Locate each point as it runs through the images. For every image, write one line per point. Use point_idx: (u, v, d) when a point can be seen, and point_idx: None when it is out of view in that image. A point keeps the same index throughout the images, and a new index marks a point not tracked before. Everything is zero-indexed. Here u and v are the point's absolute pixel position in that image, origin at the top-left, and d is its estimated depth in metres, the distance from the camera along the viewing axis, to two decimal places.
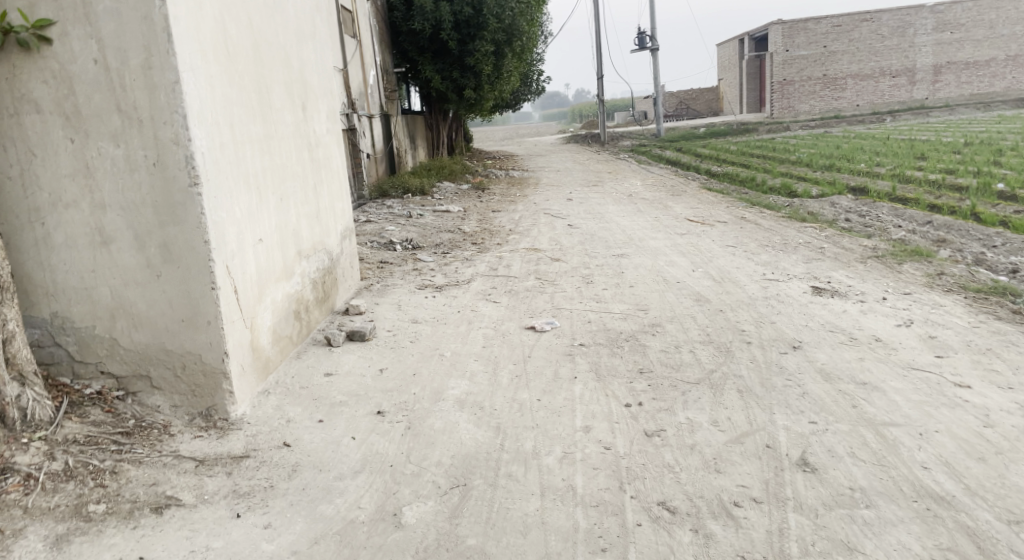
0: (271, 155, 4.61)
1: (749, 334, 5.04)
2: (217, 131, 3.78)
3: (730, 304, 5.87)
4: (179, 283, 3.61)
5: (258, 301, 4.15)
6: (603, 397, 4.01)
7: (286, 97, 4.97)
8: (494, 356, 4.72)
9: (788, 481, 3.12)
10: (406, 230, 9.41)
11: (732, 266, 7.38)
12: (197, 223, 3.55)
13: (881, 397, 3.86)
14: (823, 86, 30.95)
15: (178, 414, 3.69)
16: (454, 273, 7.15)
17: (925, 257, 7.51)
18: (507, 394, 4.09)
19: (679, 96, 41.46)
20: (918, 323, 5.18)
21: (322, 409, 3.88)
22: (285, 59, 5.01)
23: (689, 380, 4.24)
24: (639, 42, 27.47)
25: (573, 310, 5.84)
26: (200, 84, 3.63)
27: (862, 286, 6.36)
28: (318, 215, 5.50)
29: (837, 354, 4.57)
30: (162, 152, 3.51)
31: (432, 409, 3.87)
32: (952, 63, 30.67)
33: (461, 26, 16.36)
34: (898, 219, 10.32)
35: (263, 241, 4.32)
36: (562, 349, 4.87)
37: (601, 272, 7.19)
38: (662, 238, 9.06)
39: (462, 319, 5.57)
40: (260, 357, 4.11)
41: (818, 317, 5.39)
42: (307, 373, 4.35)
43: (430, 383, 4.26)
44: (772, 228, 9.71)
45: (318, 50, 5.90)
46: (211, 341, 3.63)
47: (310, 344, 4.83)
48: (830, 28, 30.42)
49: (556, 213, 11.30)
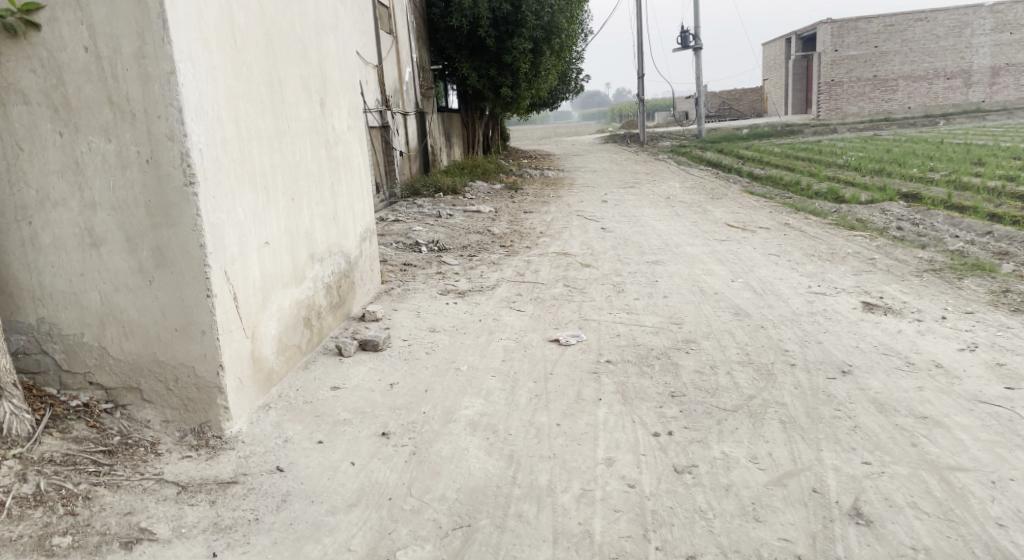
0: (283, 152, 4.33)
1: (792, 355, 4.64)
2: (218, 126, 3.50)
3: (772, 320, 5.46)
4: (172, 290, 3.34)
5: (261, 308, 3.86)
6: (629, 424, 3.66)
7: (301, 91, 4.69)
8: (514, 373, 4.39)
9: (839, 535, 2.73)
10: (433, 230, 9.13)
11: (775, 276, 6.95)
12: (192, 225, 3.28)
13: (945, 435, 3.46)
14: (873, 87, 30.02)
15: (168, 431, 3.43)
16: (479, 278, 6.84)
17: (987, 271, 6.99)
18: (524, 417, 3.76)
19: (721, 96, 40.62)
20: (983, 348, 4.73)
21: (324, 429, 3.59)
22: (302, 52, 4.73)
23: (725, 407, 3.87)
24: (682, 41, 26.89)
25: (602, 321, 5.49)
26: (200, 75, 3.36)
27: (918, 303, 5.89)
28: (335, 216, 5.21)
29: (893, 382, 4.16)
30: (155, 147, 3.24)
31: (441, 433, 3.55)
32: (1011, 65, 29.51)
33: (499, 23, 16.04)
34: (954, 229, 9.76)
35: (270, 244, 4.04)
36: (588, 366, 4.52)
37: (634, 280, 6.81)
38: (701, 244, 8.65)
39: (483, 329, 5.26)
40: (262, 369, 3.83)
41: (870, 338, 4.96)
42: (313, 386, 4.06)
43: (442, 402, 3.94)
44: (818, 236, 9.22)
45: (341, 43, 5.62)
46: (205, 352, 3.36)
47: (320, 354, 4.55)
48: (882, 28, 29.44)
49: (590, 215, 10.95)
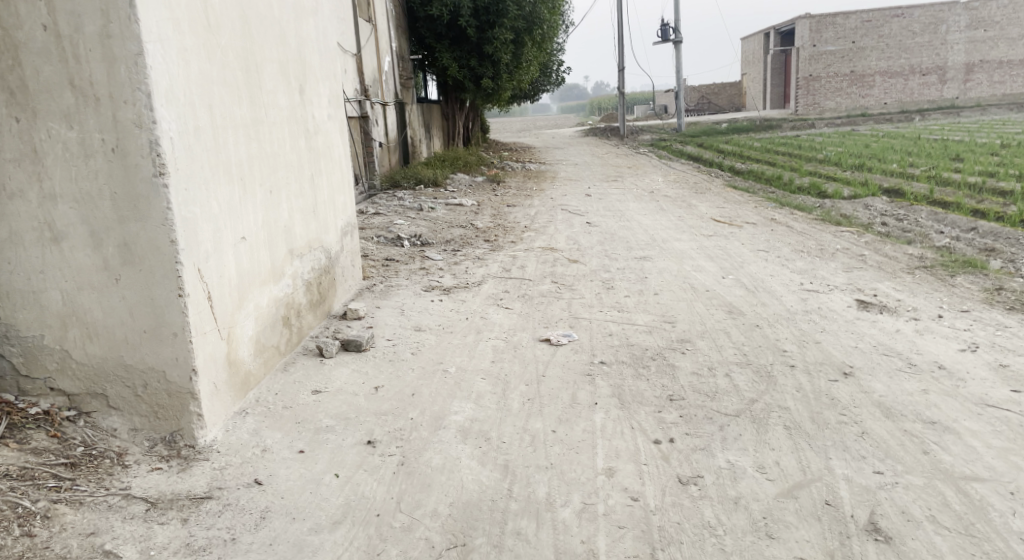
0: (260, 141, 4.08)
1: (791, 356, 4.49)
2: (191, 113, 3.26)
3: (767, 319, 5.31)
4: (140, 289, 3.10)
5: (237, 308, 3.62)
6: (628, 431, 3.49)
7: (279, 77, 4.44)
8: (505, 375, 4.20)
9: (858, 554, 2.63)
10: (415, 224, 8.90)
11: (765, 273, 6.82)
12: (162, 219, 3.04)
13: (957, 442, 3.33)
14: (850, 83, 30.14)
15: (136, 440, 3.18)
16: (464, 275, 6.63)
17: (978, 268, 6.92)
18: (517, 423, 3.57)
19: (701, 91, 40.59)
20: (984, 348, 4.61)
21: (305, 437, 3.37)
22: (281, 36, 4.48)
23: (726, 412, 3.70)
24: (662, 34, 26.82)
25: (593, 320, 5.31)
26: (171, 58, 3.12)
27: (913, 301, 5.78)
28: (315, 210, 4.98)
29: (896, 385, 4.03)
30: (121, 135, 3.00)
31: (430, 441, 3.36)
32: (985, 61, 29.76)
33: (480, 13, 15.75)
34: (939, 224, 9.71)
35: (246, 239, 3.80)
36: (581, 368, 4.33)
37: (623, 276, 6.65)
38: (688, 239, 8.51)
39: (471, 328, 5.06)
40: (239, 372, 3.60)
41: (869, 338, 4.84)
42: (293, 391, 3.84)
43: (431, 406, 3.74)
44: (805, 232, 9.11)
45: (321, 28, 5.36)
46: (177, 356, 3.13)
47: (300, 355, 4.32)
48: (860, 24, 29.51)
49: (574, 209, 10.78)
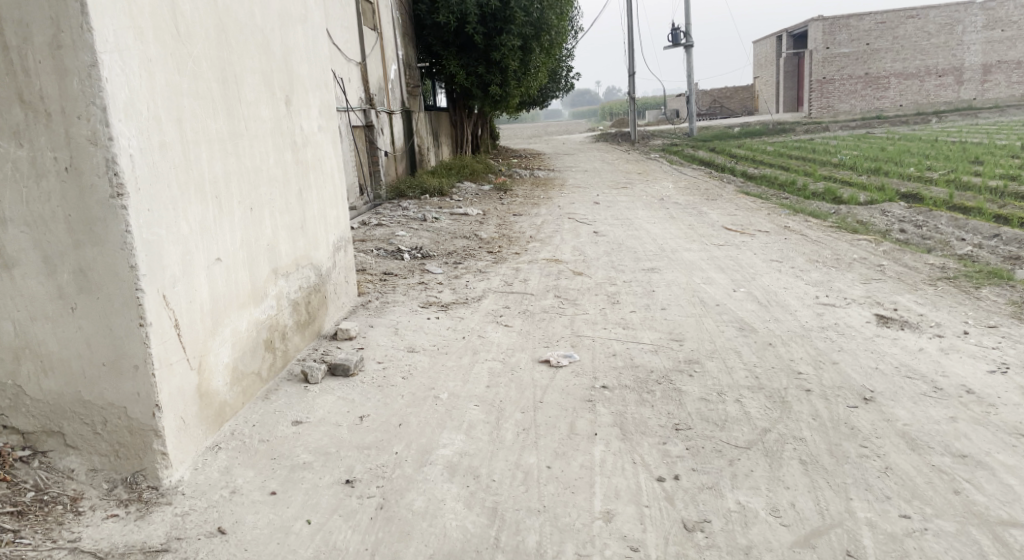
0: (240, 155, 3.84)
1: (806, 379, 4.19)
2: (156, 127, 3.02)
3: (780, 336, 5.01)
4: (97, 319, 2.87)
5: (212, 334, 3.37)
6: (629, 467, 3.22)
7: (262, 87, 4.20)
8: (499, 402, 3.94)
9: None
10: (417, 235, 8.67)
11: (779, 285, 6.53)
12: (120, 243, 2.81)
13: (991, 480, 3.05)
14: (864, 85, 29.73)
15: (94, 482, 2.95)
16: (464, 289, 6.38)
17: (1003, 279, 6.59)
18: (510, 458, 3.31)
19: (713, 95, 40.15)
20: (1016, 370, 4.30)
21: (279, 475, 3.13)
22: (263, 44, 4.24)
23: (736, 444, 3.42)
24: (673, 38, 26.53)
25: (596, 338, 5.03)
26: (131, 68, 2.89)
27: (936, 316, 5.48)
28: (304, 226, 4.73)
29: (921, 412, 3.73)
30: (76, 153, 2.77)
31: (414, 479, 3.11)
32: (1002, 62, 29.23)
33: (487, 19, 15.54)
34: (960, 231, 9.37)
35: (223, 259, 3.54)
36: (582, 394, 4.05)
37: (629, 290, 6.37)
38: (697, 249, 8.23)
39: (467, 348, 4.80)
40: (213, 403, 3.34)
41: (890, 357, 4.54)
42: (272, 421, 3.58)
43: (418, 438, 3.48)
44: (820, 240, 8.80)
45: (311, 35, 5.12)
46: (138, 392, 2.89)
47: (283, 382, 4.07)
48: (874, 25, 29.12)
49: (582, 218, 10.52)
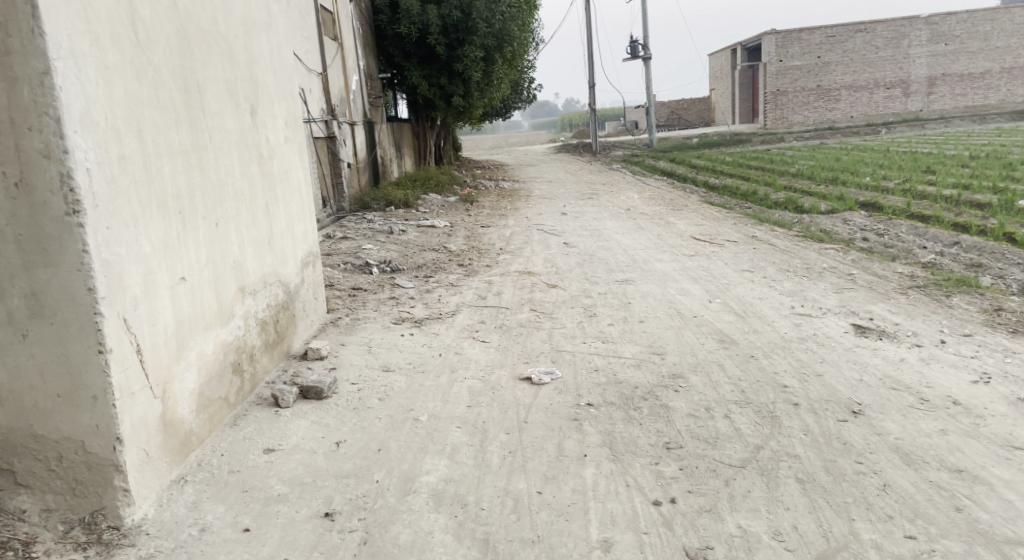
0: (204, 168, 3.63)
1: (793, 393, 4.11)
2: (114, 139, 2.81)
3: (761, 348, 4.95)
4: (53, 347, 2.65)
5: (176, 359, 3.15)
6: (623, 490, 3.10)
7: (226, 96, 4.00)
8: (482, 422, 3.78)
9: None
10: (385, 249, 8.46)
11: (754, 296, 6.49)
12: (76, 264, 2.60)
13: (991, 495, 3.02)
14: (817, 97, 30.34)
15: (49, 524, 2.72)
16: (437, 304, 6.21)
17: (971, 286, 6.66)
18: (498, 484, 3.16)
19: (670, 105, 40.52)
20: (998, 380, 4.28)
21: (253, 509, 2.93)
22: (227, 52, 4.04)
23: (730, 462, 3.32)
24: (632, 51, 26.72)
25: (576, 353, 4.91)
26: (87, 77, 2.68)
27: (912, 325, 5.48)
28: (271, 241, 4.53)
29: (911, 424, 3.68)
30: (27, 168, 2.57)
31: (399, 510, 2.95)
32: (947, 74, 29.94)
33: (449, 30, 15.41)
34: (920, 239, 9.50)
35: (187, 279, 3.33)
36: (567, 412, 3.91)
37: (605, 302, 6.27)
38: (669, 260, 8.18)
39: (444, 366, 4.63)
40: (178, 433, 3.12)
41: (874, 368, 4.49)
42: (242, 449, 3.37)
43: (401, 464, 3.31)
44: (788, 249, 8.82)
45: (276, 43, 4.92)
46: (98, 424, 2.67)
47: (251, 406, 3.85)
48: (824, 38, 29.77)
49: (550, 229, 10.43)
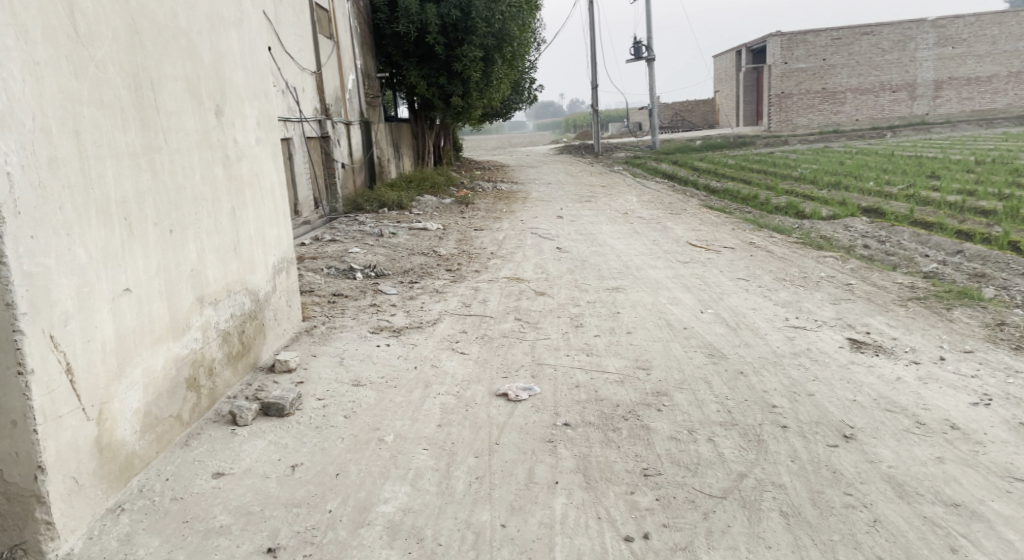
0: (156, 169, 3.41)
1: (782, 414, 3.88)
2: (44, 140, 2.62)
3: (752, 363, 4.72)
4: None
5: (117, 378, 2.94)
6: (593, 524, 2.89)
7: (186, 95, 3.78)
8: (452, 444, 3.57)
9: None
10: (372, 252, 8.25)
11: (748, 306, 6.27)
12: None
13: (988, 534, 2.81)
14: (821, 100, 30.04)
15: None
16: (419, 311, 5.99)
17: (974, 298, 6.42)
18: (459, 515, 2.95)
19: (674, 108, 40.22)
20: (1000, 402, 4.05)
21: (190, 545, 2.72)
22: (187, 48, 3.83)
23: (710, 492, 3.10)
24: (636, 52, 26.50)
25: (558, 367, 4.69)
26: (10, 73, 2.49)
27: (911, 339, 5.25)
28: (237, 248, 4.31)
29: (907, 451, 3.46)
30: None
31: (349, 546, 2.75)
32: (954, 78, 29.64)
33: (448, 30, 15.21)
34: (922, 247, 9.26)
35: (133, 290, 3.12)
36: (542, 433, 3.69)
37: (593, 312, 6.05)
38: (663, 267, 7.95)
39: (418, 381, 4.41)
40: (116, 458, 2.92)
41: (869, 388, 4.26)
42: (190, 473, 3.17)
43: (358, 491, 3.10)
44: (786, 257, 8.59)
45: (248, 39, 4.70)
46: (17, 452, 2.48)
47: (207, 424, 3.65)
48: (829, 41, 29.52)
49: (544, 233, 10.20)
